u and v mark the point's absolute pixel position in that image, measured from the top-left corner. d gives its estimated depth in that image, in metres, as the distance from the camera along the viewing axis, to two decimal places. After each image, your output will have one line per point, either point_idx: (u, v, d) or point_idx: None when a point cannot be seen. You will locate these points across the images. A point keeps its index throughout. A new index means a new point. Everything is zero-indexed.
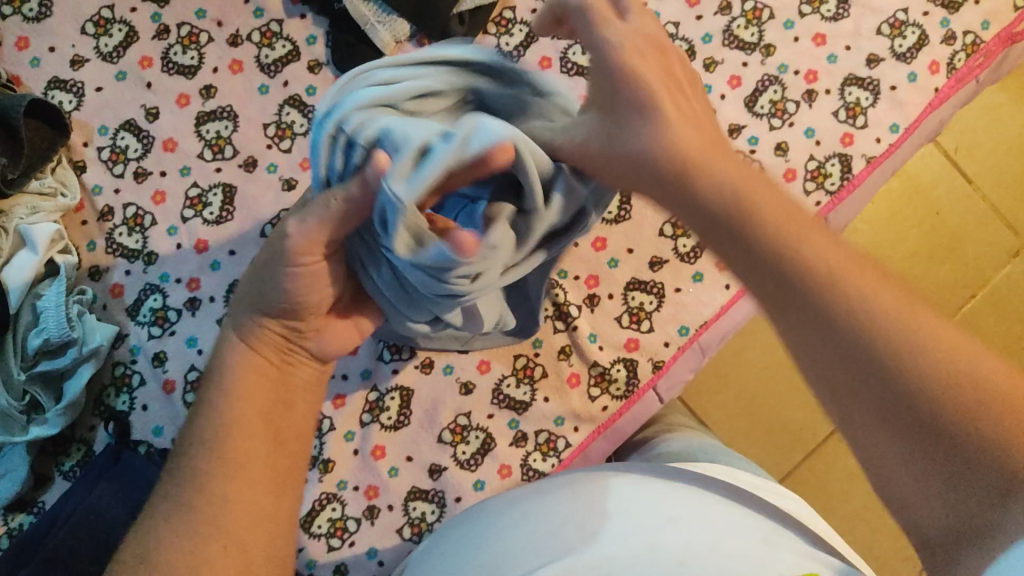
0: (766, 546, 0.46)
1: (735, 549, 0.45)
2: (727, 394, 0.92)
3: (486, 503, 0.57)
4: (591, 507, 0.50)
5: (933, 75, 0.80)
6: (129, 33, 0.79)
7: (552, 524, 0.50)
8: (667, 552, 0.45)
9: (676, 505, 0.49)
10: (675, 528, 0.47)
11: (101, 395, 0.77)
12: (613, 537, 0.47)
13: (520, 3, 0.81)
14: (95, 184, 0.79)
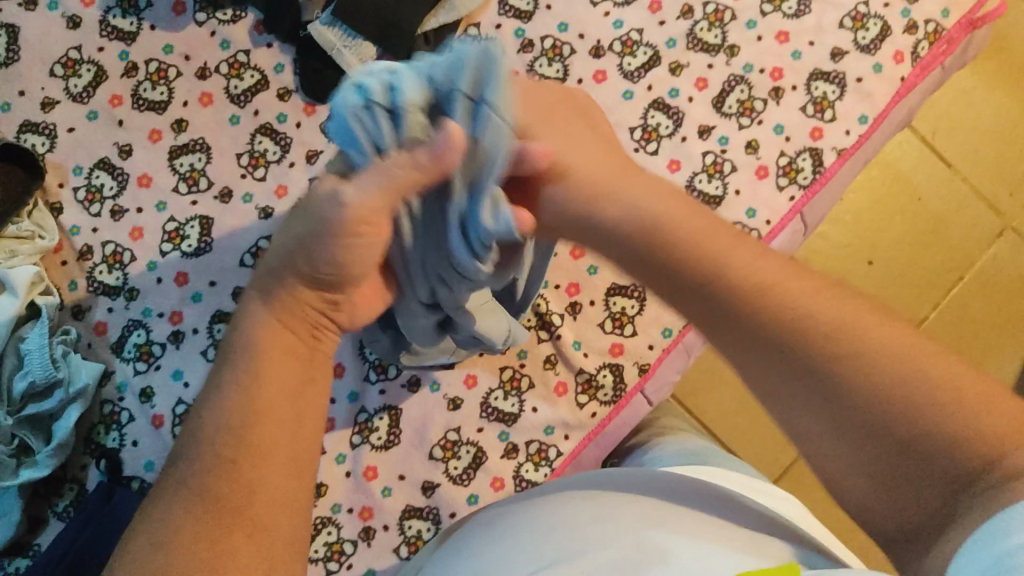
0: (751, 544, 0.44)
1: (721, 546, 0.44)
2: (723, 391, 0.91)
3: (466, 522, 0.54)
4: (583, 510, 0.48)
5: (898, 64, 0.81)
6: (98, 72, 0.80)
7: (543, 528, 0.47)
8: (653, 548, 0.44)
9: (658, 509, 0.47)
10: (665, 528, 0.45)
11: (91, 433, 0.77)
12: (596, 541, 0.44)
13: (484, 19, 0.82)
14: (72, 224, 0.79)
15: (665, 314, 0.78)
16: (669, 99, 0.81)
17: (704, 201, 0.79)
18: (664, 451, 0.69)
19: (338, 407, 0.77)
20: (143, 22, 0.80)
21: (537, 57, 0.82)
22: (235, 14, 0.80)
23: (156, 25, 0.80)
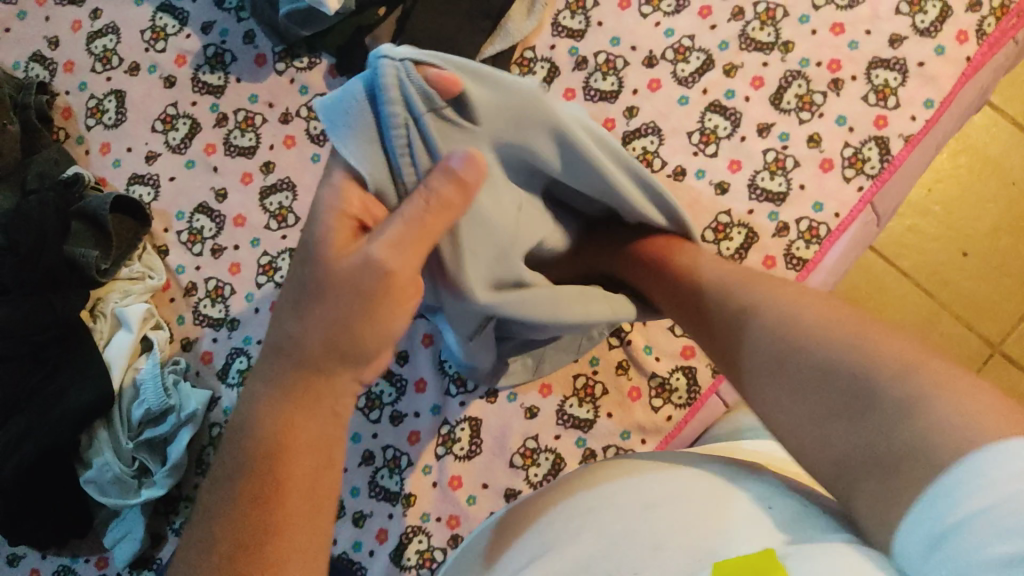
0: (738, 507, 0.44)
1: (704, 513, 0.44)
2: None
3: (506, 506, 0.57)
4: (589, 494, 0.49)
5: (963, 44, 0.79)
6: (192, 124, 0.88)
7: (541, 523, 0.49)
8: (641, 536, 0.43)
9: (659, 487, 0.47)
10: (658, 507, 0.45)
11: (202, 454, 0.84)
12: (585, 530, 0.45)
13: (539, 41, 0.86)
14: (178, 264, 0.87)
15: None
16: (725, 101, 0.82)
17: (768, 198, 0.79)
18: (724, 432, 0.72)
19: (422, 420, 0.81)
20: (229, 75, 0.88)
21: (591, 73, 0.84)
22: (310, 61, 0.87)
23: (241, 77, 0.87)
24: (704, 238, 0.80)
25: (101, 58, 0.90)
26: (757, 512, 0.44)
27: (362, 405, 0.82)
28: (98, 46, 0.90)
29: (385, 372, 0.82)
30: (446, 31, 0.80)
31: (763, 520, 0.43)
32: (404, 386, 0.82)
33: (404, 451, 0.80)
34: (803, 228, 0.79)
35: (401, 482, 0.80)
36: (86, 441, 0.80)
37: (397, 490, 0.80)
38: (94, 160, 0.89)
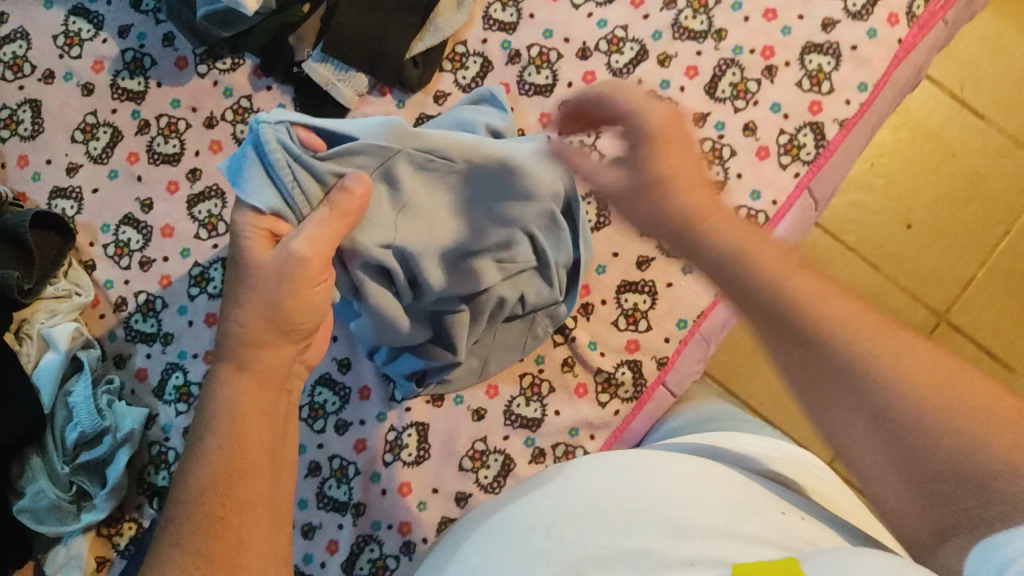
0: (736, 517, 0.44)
1: (701, 523, 0.43)
2: (769, 375, 0.95)
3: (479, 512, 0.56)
4: (563, 504, 0.47)
5: (893, 27, 0.79)
6: (114, 133, 0.84)
7: (526, 526, 0.47)
8: (630, 544, 0.43)
9: (648, 493, 0.46)
10: (635, 520, 0.44)
11: (143, 473, 0.81)
12: (575, 537, 0.44)
13: (470, 36, 0.84)
14: (106, 279, 0.84)
15: (678, 305, 0.78)
16: (660, 91, 0.81)
17: None
18: (678, 423, 0.72)
19: (369, 428, 0.80)
20: (150, 80, 0.84)
21: (525, 67, 0.83)
22: (233, 62, 0.84)
23: (162, 82, 0.84)
24: (644, 230, 0.79)
25: (12, 66, 0.86)
26: (750, 520, 0.44)
27: (305, 416, 0.80)
28: (7, 54, 0.86)
29: (328, 380, 0.81)
30: (373, 30, 0.78)
31: (753, 528, 0.43)
32: (348, 394, 0.80)
33: (351, 459, 0.79)
34: (741, 217, 0.78)
35: (349, 492, 0.79)
36: (19, 470, 0.77)
37: (346, 501, 0.78)
38: (12, 174, 0.85)
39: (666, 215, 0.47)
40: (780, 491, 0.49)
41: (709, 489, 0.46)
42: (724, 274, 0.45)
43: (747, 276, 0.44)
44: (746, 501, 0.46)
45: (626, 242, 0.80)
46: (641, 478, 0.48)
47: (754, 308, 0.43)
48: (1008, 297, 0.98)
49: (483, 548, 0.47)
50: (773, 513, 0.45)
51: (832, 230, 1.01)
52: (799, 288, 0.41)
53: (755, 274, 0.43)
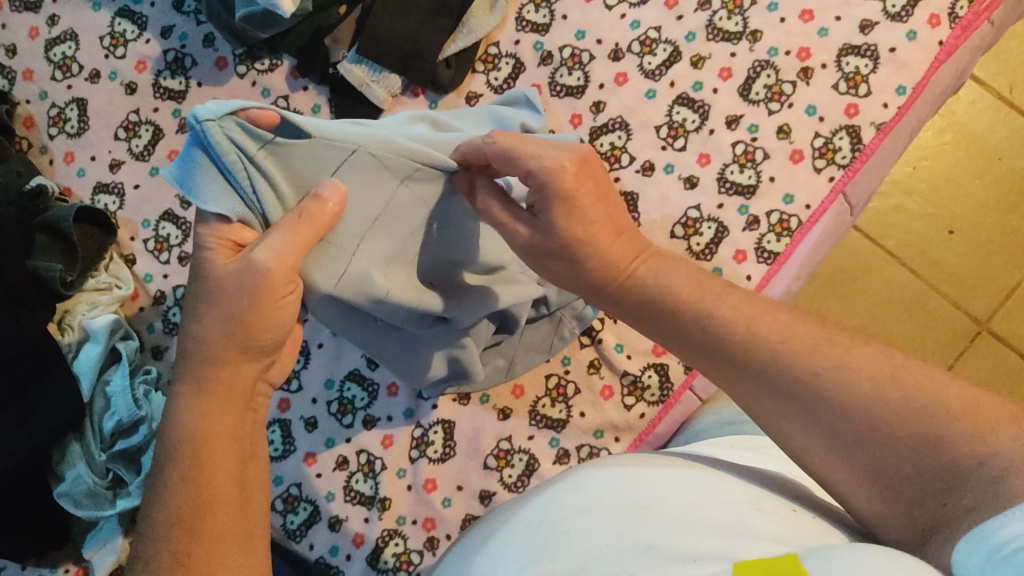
0: (746, 512, 0.43)
1: (710, 519, 0.43)
2: None
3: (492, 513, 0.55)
4: (571, 501, 0.47)
5: (935, 28, 0.77)
6: (155, 131, 0.86)
7: (534, 522, 0.46)
8: (637, 538, 0.42)
9: (657, 491, 0.45)
10: (640, 516, 0.44)
11: None
12: (582, 532, 0.44)
13: (503, 37, 0.84)
14: (146, 273, 0.86)
15: None
16: (692, 93, 0.81)
17: (738, 192, 0.78)
18: (704, 424, 0.72)
19: (395, 424, 0.81)
20: (191, 80, 0.86)
21: (557, 68, 0.83)
22: (271, 63, 0.85)
23: (202, 81, 0.86)
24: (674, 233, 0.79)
25: (61, 66, 0.89)
26: (763, 517, 0.43)
27: (334, 410, 0.82)
28: (56, 54, 0.89)
29: (357, 376, 0.82)
30: (406, 29, 0.79)
31: (765, 524, 0.42)
32: (376, 390, 0.81)
33: (377, 454, 0.80)
34: (773, 221, 0.78)
35: (375, 487, 0.80)
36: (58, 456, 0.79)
37: (372, 495, 0.79)
38: (59, 170, 0.88)
39: (594, 264, 0.53)
40: (795, 491, 0.48)
41: (720, 488, 0.46)
42: (657, 311, 0.51)
43: (710, 324, 0.48)
44: (752, 498, 0.45)
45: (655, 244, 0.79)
46: (650, 478, 0.47)
47: (695, 346, 0.49)
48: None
49: (490, 549, 0.47)
50: (786, 509, 0.44)
51: (870, 234, 1.00)
52: (730, 321, 0.47)
53: (688, 314, 0.49)
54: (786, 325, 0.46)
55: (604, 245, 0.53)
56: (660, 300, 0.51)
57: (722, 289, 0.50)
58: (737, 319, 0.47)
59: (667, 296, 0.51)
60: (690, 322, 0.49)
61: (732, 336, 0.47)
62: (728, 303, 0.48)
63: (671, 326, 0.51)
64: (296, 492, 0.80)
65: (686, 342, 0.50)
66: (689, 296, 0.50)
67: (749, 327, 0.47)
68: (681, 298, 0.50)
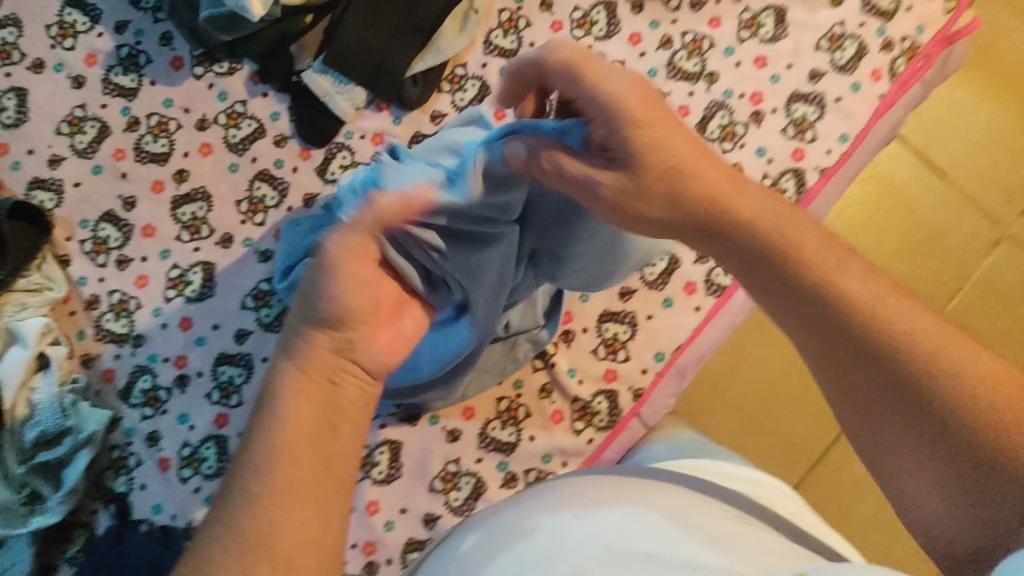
0: (740, 535, 0.43)
1: (707, 536, 0.43)
2: (735, 401, 0.99)
3: (467, 520, 0.53)
4: (560, 508, 0.45)
5: (876, 82, 0.82)
6: (101, 128, 0.83)
7: (524, 525, 0.45)
8: (633, 548, 0.41)
9: (649, 505, 0.45)
10: (631, 525, 0.43)
11: (101, 478, 0.79)
12: (579, 536, 0.42)
13: (470, 59, 0.85)
14: (81, 275, 0.82)
15: (658, 338, 0.79)
16: None
17: None
18: (652, 450, 0.73)
19: None
20: (144, 78, 0.84)
21: None
22: (230, 67, 0.84)
23: (156, 81, 0.84)
24: None
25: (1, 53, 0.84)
26: (754, 540, 0.43)
27: None
28: None
29: None
30: (375, 44, 0.80)
31: (761, 547, 0.42)
32: None
33: None
34: None
35: None
36: None
37: None
38: None
39: (696, 206, 0.50)
40: (763, 515, 0.49)
41: (714, 513, 0.46)
42: (763, 269, 0.50)
43: (838, 300, 0.47)
44: (732, 521, 0.45)
45: None
46: (641, 493, 0.46)
47: (810, 316, 0.48)
48: (997, 316, 1.02)
49: (480, 548, 0.45)
50: (766, 534, 0.45)
51: None
52: (859, 295, 0.47)
53: (812, 284, 0.48)
54: (912, 312, 0.46)
55: (703, 171, 0.50)
56: (772, 250, 0.50)
57: (844, 255, 0.49)
58: (863, 298, 0.47)
59: (782, 247, 0.49)
60: (833, 299, 0.47)
61: (847, 302, 0.47)
62: (812, 249, 0.49)
63: (778, 289, 0.50)
64: None
65: (803, 309, 0.48)
66: (812, 256, 0.49)
67: (876, 311, 0.46)
68: (800, 253, 0.49)
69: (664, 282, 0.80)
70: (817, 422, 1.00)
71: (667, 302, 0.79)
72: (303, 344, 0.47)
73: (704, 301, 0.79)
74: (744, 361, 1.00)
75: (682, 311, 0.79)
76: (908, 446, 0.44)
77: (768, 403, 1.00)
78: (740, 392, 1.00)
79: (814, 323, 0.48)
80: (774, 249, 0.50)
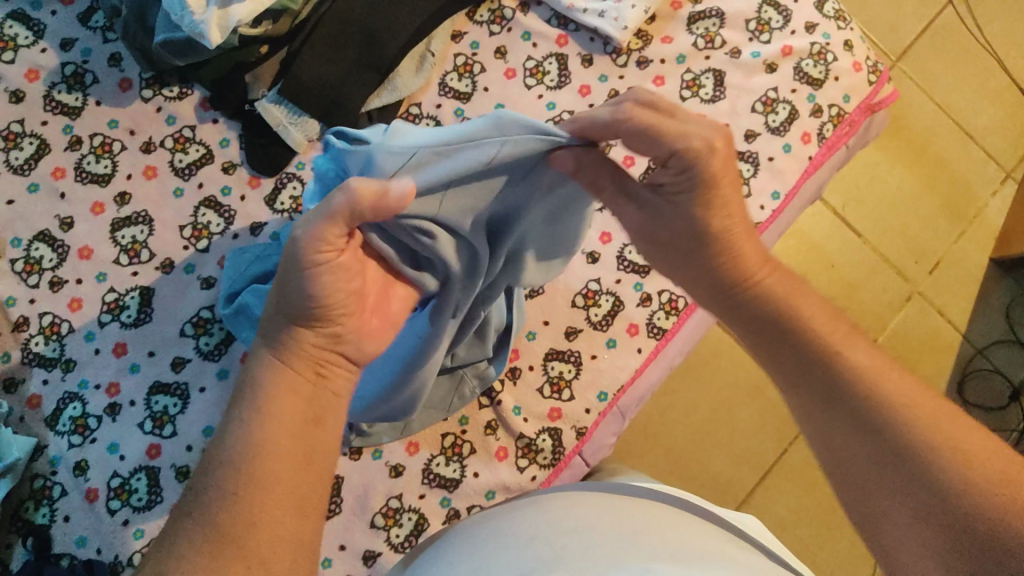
0: (729, 558, 0.45)
1: (699, 555, 0.44)
2: (668, 441, 1.02)
3: (460, 532, 0.56)
4: (558, 526, 0.49)
5: (806, 144, 0.87)
6: (40, 145, 0.80)
7: (526, 537, 0.48)
8: (634, 559, 0.43)
9: (642, 530, 0.48)
10: (638, 539, 0.46)
11: (20, 510, 0.74)
12: (579, 542, 0.46)
13: (425, 99, 0.87)
14: (9, 296, 0.78)
15: (601, 377, 0.81)
16: None
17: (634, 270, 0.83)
18: None
19: None
20: (89, 97, 0.82)
21: None
22: (180, 91, 0.83)
23: (102, 100, 0.82)
24: (575, 302, 0.82)
25: None
26: (745, 564, 0.45)
27: None
28: None
29: None
30: (331, 79, 0.80)
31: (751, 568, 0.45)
32: None
33: None
34: (664, 300, 0.83)
35: None
36: None
37: None
38: None
39: (724, 268, 0.55)
40: (733, 541, 0.51)
41: (703, 539, 0.48)
42: (772, 332, 0.55)
43: (837, 366, 0.51)
44: (729, 551, 0.47)
45: (556, 311, 0.82)
46: (639, 520, 0.49)
47: (794, 369, 0.53)
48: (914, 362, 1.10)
49: (481, 554, 0.48)
50: (745, 557, 0.47)
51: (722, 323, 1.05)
52: (859, 363, 0.51)
53: (812, 342, 0.53)
54: (900, 381, 0.50)
55: (745, 248, 0.55)
56: (781, 317, 0.54)
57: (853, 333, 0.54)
58: (862, 364, 0.51)
59: (795, 316, 0.54)
60: (821, 353, 0.52)
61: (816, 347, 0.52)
62: (822, 320, 0.54)
63: (788, 350, 0.54)
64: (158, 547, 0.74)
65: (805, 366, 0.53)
66: (824, 325, 0.53)
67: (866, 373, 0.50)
68: (810, 321, 0.54)
69: (608, 324, 0.82)
70: (744, 463, 1.04)
71: (611, 344, 0.82)
72: (295, 345, 0.50)
73: (645, 343, 0.82)
74: (675, 403, 1.03)
75: (625, 352, 0.82)
76: (891, 488, 0.47)
77: (698, 444, 1.03)
78: (671, 433, 1.03)
79: (817, 382, 0.52)
80: (784, 314, 0.54)
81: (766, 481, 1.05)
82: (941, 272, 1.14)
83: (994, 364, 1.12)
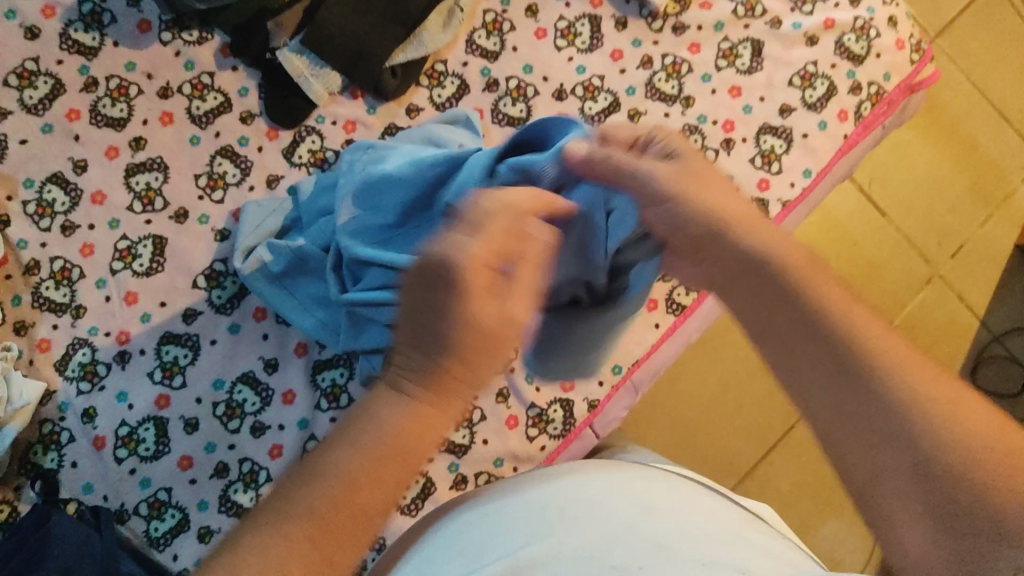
0: (740, 538, 0.46)
1: (709, 534, 0.45)
2: (676, 411, 1.02)
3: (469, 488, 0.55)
4: (572, 492, 0.48)
5: (842, 123, 0.84)
6: (55, 85, 0.78)
7: (538, 504, 0.47)
8: (647, 534, 0.44)
9: (656, 498, 0.48)
10: (653, 511, 0.46)
11: (27, 453, 0.74)
12: (592, 517, 0.45)
13: (450, 57, 0.84)
14: (20, 238, 0.77)
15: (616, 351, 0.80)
16: None
17: None
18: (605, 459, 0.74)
19: (287, 434, 0.77)
20: (106, 37, 0.80)
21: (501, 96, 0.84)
22: (200, 36, 0.81)
23: (120, 42, 0.80)
24: None
25: None
26: (754, 542, 0.46)
27: (218, 413, 0.76)
28: None
29: (250, 379, 0.77)
30: (358, 32, 0.79)
31: (760, 548, 0.45)
32: (269, 396, 0.77)
33: (265, 465, 0.76)
34: None
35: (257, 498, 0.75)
36: None
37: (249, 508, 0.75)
38: None
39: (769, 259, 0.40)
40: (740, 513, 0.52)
41: (714, 513, 0.49)
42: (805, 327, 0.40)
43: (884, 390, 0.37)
44: (742, 532, 0.47)
45: None
46: (651, 487, 0.49)
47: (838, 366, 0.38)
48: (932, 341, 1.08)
49: (491, 522, 0.46)
50: (754, 533, 0.48)
51: None
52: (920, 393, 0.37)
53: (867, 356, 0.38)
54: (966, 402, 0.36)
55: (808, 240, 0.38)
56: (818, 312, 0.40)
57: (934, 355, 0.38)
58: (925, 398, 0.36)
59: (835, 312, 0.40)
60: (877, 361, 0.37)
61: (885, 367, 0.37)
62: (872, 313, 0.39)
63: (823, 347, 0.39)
64: (164, 498, 0.74)
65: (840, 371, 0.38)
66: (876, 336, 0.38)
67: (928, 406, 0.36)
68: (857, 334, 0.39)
69: None
70: (750, 438, 1.03)
71: None
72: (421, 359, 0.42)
73: (663, 319, 0.81)
74: (683, 376, 1.02)
75: (641, 327, 0.80)
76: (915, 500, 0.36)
77: (705, 419, 1.02)
78: (679, 404, 1.02)
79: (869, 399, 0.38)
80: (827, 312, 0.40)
81: (773, 456, 1.04)
82: (963, 257, 1.11)
83: (1010, 352, 1.10)
